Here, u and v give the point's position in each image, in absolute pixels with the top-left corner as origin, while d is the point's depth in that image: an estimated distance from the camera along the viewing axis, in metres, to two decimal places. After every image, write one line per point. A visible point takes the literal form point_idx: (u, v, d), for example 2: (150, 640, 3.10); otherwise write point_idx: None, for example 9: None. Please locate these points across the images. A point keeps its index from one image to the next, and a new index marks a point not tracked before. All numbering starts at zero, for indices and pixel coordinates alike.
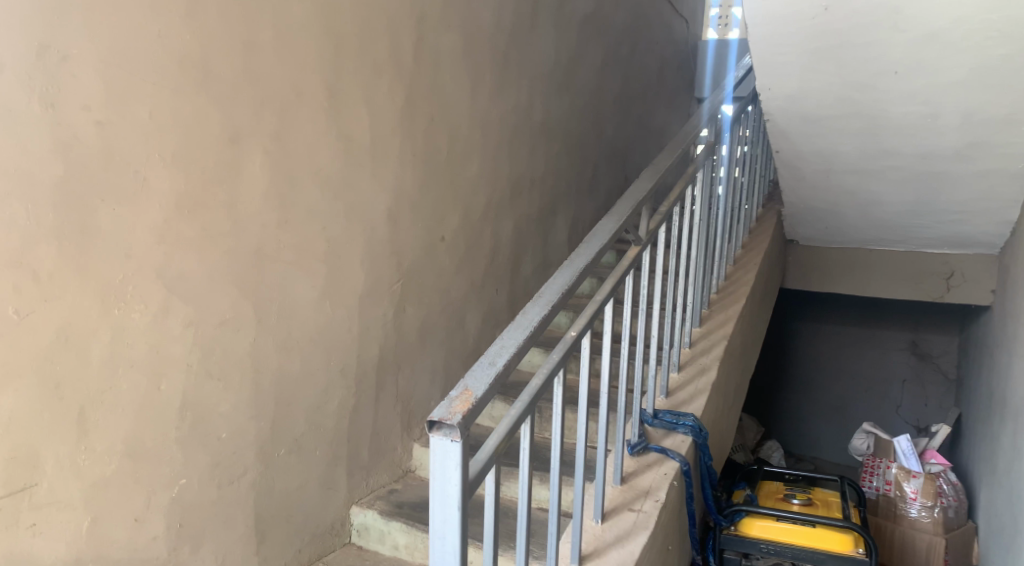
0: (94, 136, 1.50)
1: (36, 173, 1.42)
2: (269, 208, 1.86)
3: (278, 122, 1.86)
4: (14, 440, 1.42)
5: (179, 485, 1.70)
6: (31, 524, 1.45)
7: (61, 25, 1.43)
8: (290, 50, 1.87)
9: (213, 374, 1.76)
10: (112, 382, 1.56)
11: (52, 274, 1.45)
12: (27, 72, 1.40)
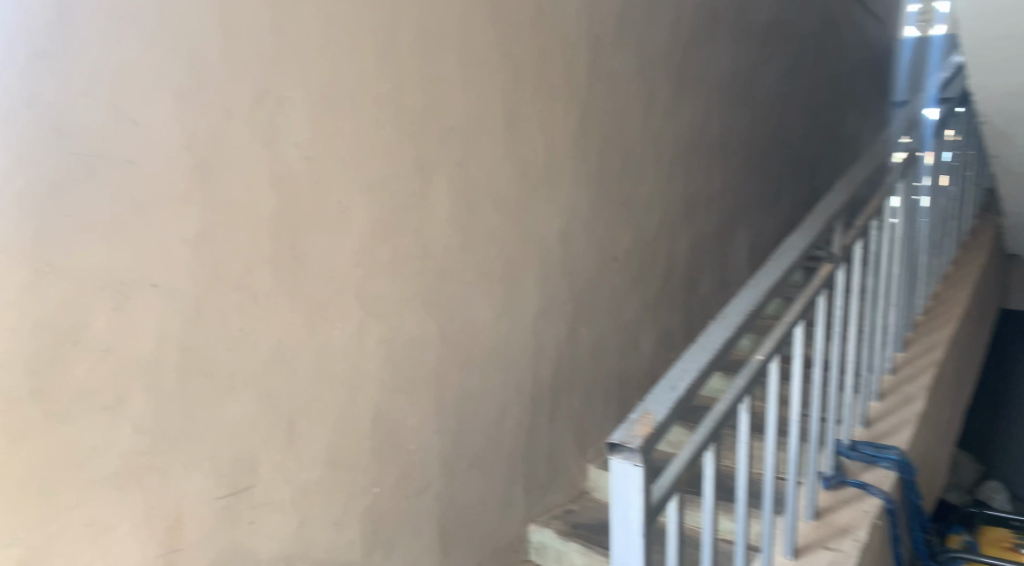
0: (304, 169, 1.58)
1: (256, 205, 1.51)
2: (451, 231, 1.94)
3: (461, 150, 1.94)
4: (236, 445, 1.50)
5: (372, 493, 1.79)
6: (250, 521, 1.54)
7: (279, 72, 1.52)
8: (472, 80, 1.95)
9: (402, 390, 1.84)
10: (317, 394, 1.65)
11: (268, 294, 1.54)
12: (251, 114, 1.48)
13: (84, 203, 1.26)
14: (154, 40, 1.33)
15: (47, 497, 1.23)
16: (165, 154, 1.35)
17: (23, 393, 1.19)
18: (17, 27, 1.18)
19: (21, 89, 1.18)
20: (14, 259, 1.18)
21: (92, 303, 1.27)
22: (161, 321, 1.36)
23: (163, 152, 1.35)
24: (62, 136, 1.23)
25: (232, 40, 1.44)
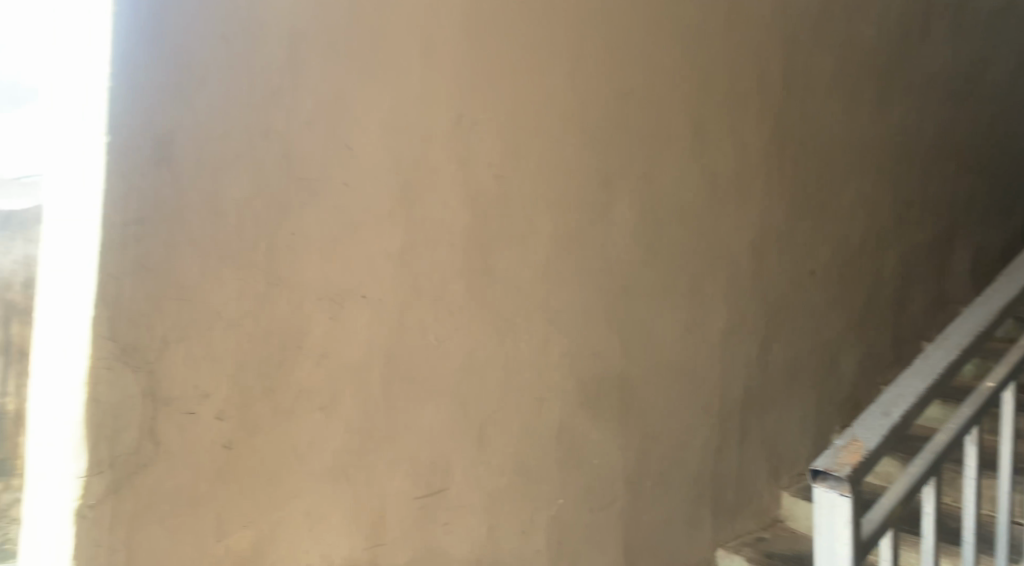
0: (495, 188, 1.60)
1: (451, 222, 1.53)
2: (638, 244, 1.90)
3: (648, 163, 1.90)
4: (426, 448, 1.51)
5: (558, 504, 1.77)
6: (445, 522, 1.55)
7: (475, 97, 1.55)
8: (659, 92, 1.91)
9: (586, 403, 1.81)
10: (505, 402, 1.65)
11: (461, 306, 1.56)
12: (449, 138, 1.52)
13: (307, 222, 1.32)
14: (366, 68, 1.38)
15: (274, 486, 1.30)
16: (374, 174, 1.40)
17: (256, 391, 1.27)
18: (254, 60, 1.25)
19: (257, 117, 1.26)
20: (252, 274, 1.26)
21: (311, 313, 1.33)
22: (369, 330, 1.41)
23: (372, 173, 1.40)
24: (291, 160, 1.30)
25: (433, 67, 1.48)
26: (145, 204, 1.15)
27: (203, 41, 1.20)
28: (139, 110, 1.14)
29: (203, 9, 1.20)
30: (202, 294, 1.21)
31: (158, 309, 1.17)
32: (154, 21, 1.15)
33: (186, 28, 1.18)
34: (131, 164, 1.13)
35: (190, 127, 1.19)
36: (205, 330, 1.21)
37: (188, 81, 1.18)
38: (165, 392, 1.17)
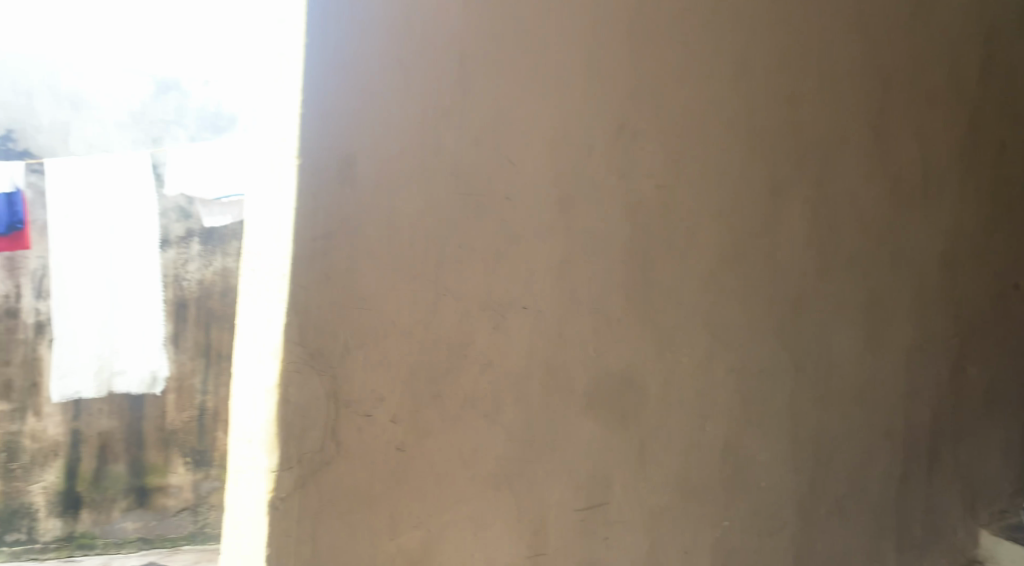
0: (655, 199, 1.52)
1: (609, 234, 1.48)
2: (810, 255, 1.75)
3: (821, 170, 1.76)
4: (581, 461, 1.47)
5: (722, 526, 1.65)
6: (605, 536, 1.50)
7: (638, 106, 1.50)
8: (835, 93, 1.78)
9: (752, 422, 1.67)
10: (665, 418, 1.56)
11: (620, 319, 1.50)
12: (609, 149, 1.47)
13: (473, 236, 1.34)
14: (530, 84, 1.39)
15: (441, 489, 1.33)
16: (536, 188, 1.40)
17: (426, 396, 1.31)
18: (427, 82, 1.30)
19: (430, 137, 1.30)
20: (421, 284, 1.30)
21: (476, 322, 1.35)
22: (529, 342, 1.40)
23: (534, 188, 1.40)
24: (461, 176, 1.33)
25: (595, 79, 1.45)
26: (331, 221, 1.23)
27: (381, 67, 1.26)
28: (325, 134, 1.22)
29: (381, 36, 1.26)
30: (377, 304, 1.27)
31: (341, 316, 1.24)
32: (338, 51, 1.23)
33: (366, 56, 1.25)
34: (319, 185, 1.22)
35: (370, 149, 1.26)
36: (379, 337, 1.27)
37: (368, 105, 1.25)
38: (346, 393, 1.25)
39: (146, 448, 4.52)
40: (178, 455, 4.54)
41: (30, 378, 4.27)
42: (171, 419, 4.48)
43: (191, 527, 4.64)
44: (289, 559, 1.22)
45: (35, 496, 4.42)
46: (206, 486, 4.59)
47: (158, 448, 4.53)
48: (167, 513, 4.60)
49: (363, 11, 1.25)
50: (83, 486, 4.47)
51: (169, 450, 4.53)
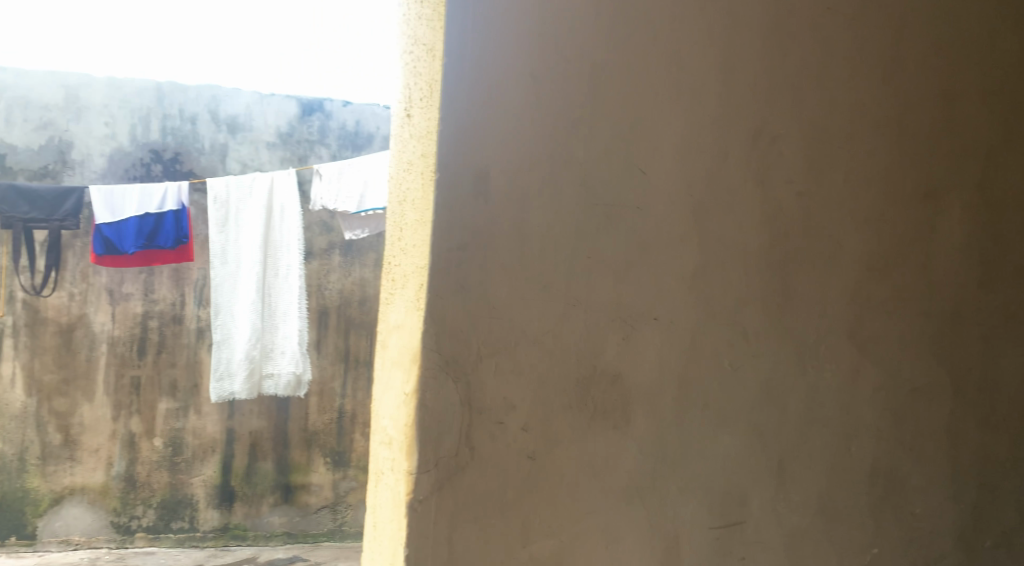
0: (795, 207, 1.47)
1: (746, 244, 1.43)
2: (971, 265, 1.62)
3: (983, 173, 1.62)
4: (716, 478, 1.43)
5: (871, 554, 1.55)
6: (741, 556, 1.45)
7: (776, 110, 1.45)
8: (999, 90, 1.64)
9: (905, 443, 1.56)
10: (807, 436, 1.49)
11: (758, 331, 1.45)
12: (745, 156, 1.43)
13: (604, 247, 1.33)
14: (664, 92, 1.37)
15: (572, 500, 1.33)
16: (669, 198, 1.37)
17: (557, 406, 1.32)
18: (560, 94, 1.30)
19: (562, 148, 1.31)
20: (552, 294, 1.31)
21: (607, 332, 1.34)
22: (662, 353, 1.38)
23: (667, 198, 1.37)
24: (592, 187, 1.32)
25: (731, 84, 1.42)
26: (465, 233, 1.26)
27: (515, 81, 1.28)
28: (461, 149, 1.25)
29: (517, 51, 1.28)
30: (510, 314, 1.28)
31: (474, 325, 1.26)
32: (475, 67, 1.26)
33: (501, 71, 1.27)
34: (454, 197, 1.25)
35: (503, 162, 1.27)
36: (512, 346, 1.29)
37: (502, 118, 1.27)
38: (480, 401, 1.27)
39: (291, 448, 5.40)
40: (319, 456, 5.44)
41: (192, 378, 5.19)
42: (313, 421, 5.41)
43: (330, 524, 5.48)
44: (426, 561, 1.25)
45: (195, 487, 5.24)
46: (342, 484, 5.48)
47: (301, 448, 5.42)
48: (309, 509, 5.43)
49: (500, 27, 1.27)
50: (236, 481, 5.30)
51: (310, 451, 5.42)
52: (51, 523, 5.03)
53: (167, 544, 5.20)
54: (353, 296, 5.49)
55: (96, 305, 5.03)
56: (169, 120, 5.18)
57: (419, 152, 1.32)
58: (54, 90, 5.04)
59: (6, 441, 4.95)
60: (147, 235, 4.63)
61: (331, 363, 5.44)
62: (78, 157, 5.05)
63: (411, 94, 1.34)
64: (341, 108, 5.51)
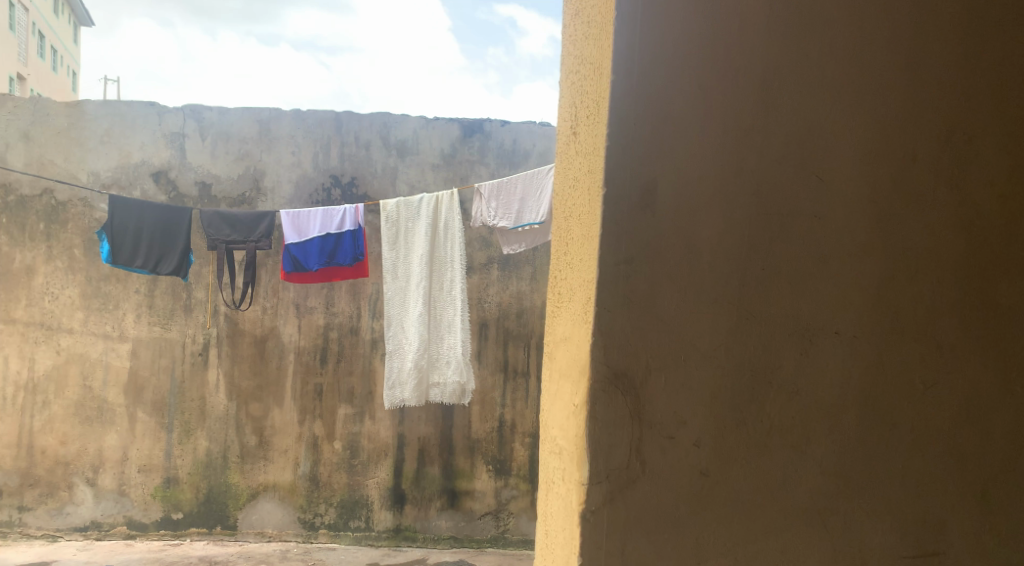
0: (994, 212, 1.37)
1: (938, 253, 1.35)
2: None
3: None
4: (908, 503, 1.35)
5: None
6: None
7: (968, 108, 1.36)
8: None
9: None
10: (1013, 462, 1.37)
11: (953, 346, 1.36)
12: (934, 160, 1.35)
13: (777, 258, 1.31)
14: (839, 95, 1.33)
15: (747, 518, 1.31)
16: (847, 207, 1.33)
17: (730, 422, 1.31)
18: (729, 103, 1.29)
19: (733, 159, 1.30)
20: (724, 307, 1.30)
21: (782, 346, 1.32)
22: (843, 367, 1.33)
23: (846, 206, 1.33)
24: (764, 197, 1.30)
25: (916, 82, 1.35)
26: (634, 246, 1.27)
27: (683, 93, 1.28)
28: (630, 163, 1.27)
29: (684, 63, 1.28)
30: (681, 326, 1.28)
31: (644, 339, 1.27)
32: (642, 82, 1.27)
33: (669, 85, 1.27)
34: (623, 212, 1.27)
35: (672, 175, 1.28)
36: (682, 360, 1.29)
37: (672, 132, 1.28)
38: (650, 414, 1.29)
39: (455, 454, 5.60)
40: (482, 463, 5.61)
41: (367, 386, 5.55)
42: (476, 429, 5.60)
43: (494, 530, 5.60)
44: None
45: (370, 488, 5.55)
46: (504, 492, 5.61)
47: (465, 455, 5.61)
48: (474, 515, 5.59)
49: (667, 40, 1.27)
50: (406, 484, 5.57)
51: (474, 458, 5.60)
52: (249, 516, 5.48)
53: (347, 541, 5.52)
54: (511, 309, 5.66)
55: (285, 318, 5.52)
56: (346, 147, 5.61)
57: (587, 168, 1.35)
58: (250, 124, 5.57)
59: (212, 439, 5.46)
60: (329, 254, 5.01)
61: (491, 373, 5.63)
62: (270, 184, 5.56)
63: (581, 114, 1.40)
64: (500, 127, 5.70)
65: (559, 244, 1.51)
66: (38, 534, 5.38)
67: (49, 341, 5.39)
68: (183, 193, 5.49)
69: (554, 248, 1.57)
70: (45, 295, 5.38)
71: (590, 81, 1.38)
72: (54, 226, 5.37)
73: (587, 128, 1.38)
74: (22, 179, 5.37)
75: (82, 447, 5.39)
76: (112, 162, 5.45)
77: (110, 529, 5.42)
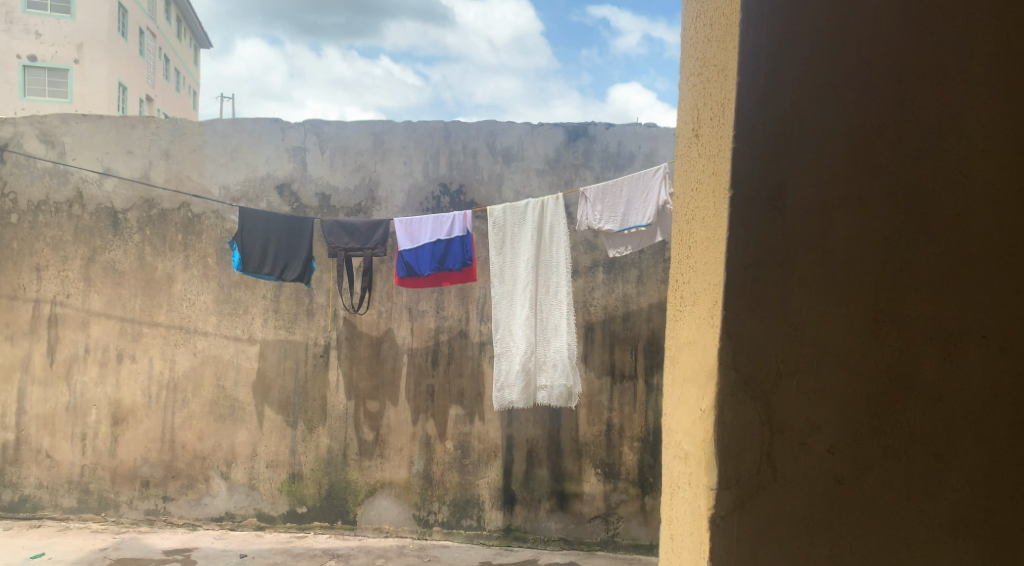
0: None
1: None
2: None
3: None
4: None
5: None
6: None
7: None
8: None
9: None
10: None
11: None
12: None
13: (906, 264, 1.39)
14: (967, 105, 1.39)
15: (881, 519, 1.39)
16: (978, 214, 1.39)
17: (862, 425, 1.39)
18: (854, 117, 1.39)
19: (861, 170, 1.38)
20: (854, 311, 1.38)
21: (914, 348, 1.39)
22: (974, 370, 1.39)
23: (977, 213, 1.39)
24: (893, 205, 1.39)
25: None
26: (764, 251, 1.37)
27: (807, 101, 1.39)
28: (759, 175, 1.38)
29: (805, 72, 1.39)
30: (811, 318, 1.38)
31: (773, 340, 1.37)
32: (769, 101, 1.38)
33: (794, 103, 1.38)
34: (752, 220, 1.37)
35: (800, 176, 1.38)
36: (811, 361, 1.38)
37: (799, 147, 1.38)
38: (779, 420, 1.38)
39: (564, 457, 5.63)
40: (591, 466, 5.61)
41: (476, 387, 5.68)
42: (584, 432, 5.62)
43: (604, 534, 5.58)
44: None
45: (481, 488, 5.66)
46: (613, 496, 5.59)
47: (574, 458, 5.63)
48: (583, 518, 5.60)
49: (789, 52, 1.39)
50: (516, 485, 5.65)
51: (582, 461, 5.62)
52: (367, 512, 5.70)
53: (459, 539, 5.65)
54: (618, 312, 5.64)
55: (398, 321, 5.73)
56: (455, 155, 5.76)
57: (712, 179, 1.46)
58: (365, 137, 5.81)
59: (332, 437, 5.72)
60: (439, 259, 5.16)
61: (598, 377, 5.63)
62: (384, 194, 5.78)
63: (703, 131, 1.52)
64: (605, 130, 5.69)
65: (678, 252, 1.61)
66: (180, 523, 5.77)
67: (186, 343, 5.79)
68: (305, 204, 5.79)
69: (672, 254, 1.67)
70: (183, 300, 5.79)
71: (713, 99, 1.49)
72: (191, 237, 5.79)
73: (710, 132, 1.48)
74: (163, 194, 5.81)
75: (217, 443, 5.76)
76: (241, 176, 5.81)
77: (243, 520, 5.75)
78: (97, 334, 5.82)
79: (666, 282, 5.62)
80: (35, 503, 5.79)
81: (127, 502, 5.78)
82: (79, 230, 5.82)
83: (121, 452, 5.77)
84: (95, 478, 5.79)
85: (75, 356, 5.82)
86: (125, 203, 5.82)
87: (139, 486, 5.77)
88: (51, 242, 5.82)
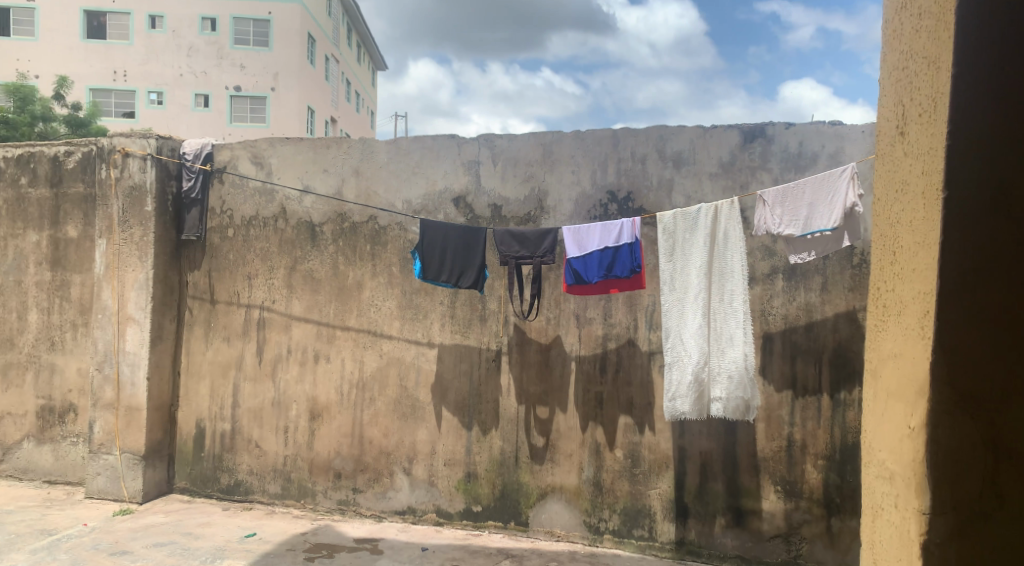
0: None
1: None
2: None
3: None
4: None
5: None
6: None
7: None
8: None
9: None
10: None
11: None
12: None
13: None
14: None
15: None
16: None
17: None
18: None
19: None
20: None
21: None
22: None
23: None
24: None
25: None
26: (961, 287, 2.07)
27: (1006, 167, 2.06)
28: (959, 234, 2.07)
29: (994, 156, 2.07)
30: (1000, 311, 2.06)
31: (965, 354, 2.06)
32: (962, 184, 2.07)
33: (981, 185, 2.07)
34: (953, 264, 2.07)
35: (999, 218, 2.07)
36: (995, 368, 2.06)
37: (986, 214, 2.07)
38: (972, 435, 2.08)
39: (741, 472, 5.42)
40: (770, 483, 5.36)
41: (647, 397, 5.61)
42: (762, 447, 5.38)
43: (785, 554, 5.32)
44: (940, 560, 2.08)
45: (653, 499, 5.58)
46: (795, 515, 5.31)
47: (751, 473, 5.41)
48: (762, 536, 5.36)
49: (995, 132, 2.07)
50: (690, 498, 5.51)
51: (761, 477, 5.38)
52: (539, 515, 5.79)
53: (631, 549, 5.58)
54: (800, 322, 5.36)
55: (567, 328, 5.79)
56: (624, 163, 5.74)
57: (917, 236, 2.16)
58: (534, 148, 5.93)
59: (505, 439, 5.88)
60: (607, 266, 5.16)
61: (778, 390, 5.37)
62: (553, 203, 5.87)
63: (907, 201, 2.21)
64: (785, 130, 5.43)
65: (882, 288, 2.31)
66: (367, 514, 6.15)
67: (373, 346, 6.19)
68: (478, 215, 6.00)
69: (875, 286, 2.35)
70: (370, 306, 6.20)
71: (916, 182, 2.18)
72: (377, 247, 6.19)
73: (914, 179, 2.19)
74: (353, 208, 6.25)
75: (400, 440, 6.10)
76: (420, 190, 6.14)
77: (423, 515, 6.03)
78: (297, 337, 6.37)
79: (853, 290, 5.26)
80: (246, 487, 6.41)
81: (322, 491, 6.26)
82: (283, 242, 6.40)
83: (318, 444, 6.27)
84: (296, 468, 6.32)
85: (279, 356, 6.40)
86: (321, 217, 6.32)
87: (332, 478, 6.23)
88: (261, 254, 6.44)
